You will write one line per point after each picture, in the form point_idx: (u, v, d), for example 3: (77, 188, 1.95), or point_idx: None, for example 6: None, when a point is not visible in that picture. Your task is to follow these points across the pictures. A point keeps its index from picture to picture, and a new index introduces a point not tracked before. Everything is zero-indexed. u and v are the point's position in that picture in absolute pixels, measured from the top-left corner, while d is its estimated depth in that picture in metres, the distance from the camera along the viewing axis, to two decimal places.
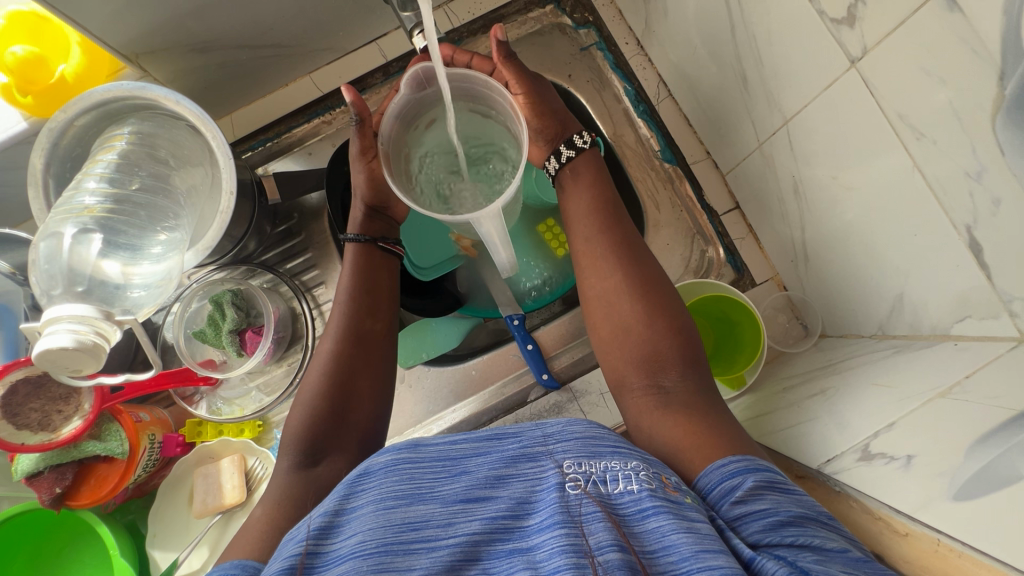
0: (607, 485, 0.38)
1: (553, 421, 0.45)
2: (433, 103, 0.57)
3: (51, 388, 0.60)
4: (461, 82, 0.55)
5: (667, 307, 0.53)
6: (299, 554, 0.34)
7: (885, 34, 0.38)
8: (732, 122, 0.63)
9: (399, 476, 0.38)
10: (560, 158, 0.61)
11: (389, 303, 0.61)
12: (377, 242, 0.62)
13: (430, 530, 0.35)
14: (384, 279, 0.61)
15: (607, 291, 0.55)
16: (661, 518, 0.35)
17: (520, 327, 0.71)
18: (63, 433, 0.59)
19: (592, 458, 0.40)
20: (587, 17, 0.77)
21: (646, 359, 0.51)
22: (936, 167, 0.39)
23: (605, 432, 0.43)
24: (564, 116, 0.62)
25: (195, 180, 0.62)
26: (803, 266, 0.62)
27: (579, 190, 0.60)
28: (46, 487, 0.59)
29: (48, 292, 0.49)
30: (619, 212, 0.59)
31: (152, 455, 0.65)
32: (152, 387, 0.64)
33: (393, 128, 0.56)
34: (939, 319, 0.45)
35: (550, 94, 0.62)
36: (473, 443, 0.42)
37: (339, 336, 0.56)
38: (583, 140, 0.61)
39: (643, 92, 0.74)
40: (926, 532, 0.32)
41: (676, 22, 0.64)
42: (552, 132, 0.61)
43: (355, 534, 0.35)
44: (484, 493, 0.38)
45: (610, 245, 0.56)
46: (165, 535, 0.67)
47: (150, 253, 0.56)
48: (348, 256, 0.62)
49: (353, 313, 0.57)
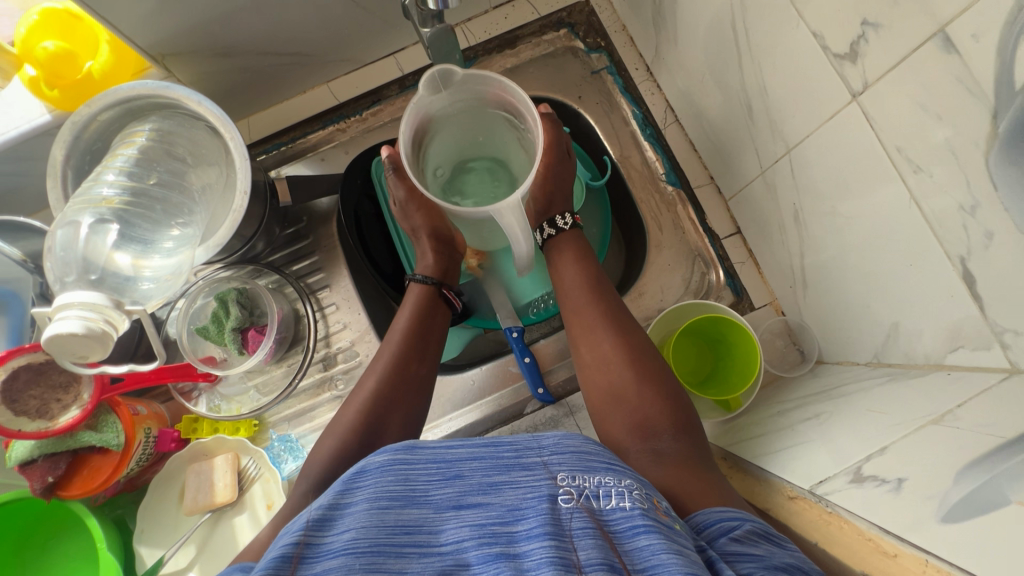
0: (599, 500, 0.39)
1: (548, 433, 0.45)
2: (441, 103, 0.55)
3: (51, 376, 0.60)
4: (487, 88, 0.55)
5: (656, 377, 0.53)
6: (289, 545, 0.33)
7: (885, 70, 0.40)
8: (736, 150, 0.65)
9: (393, 477, 0.38)
10: (543, 233, 0.65)
11: (436, 350, 0.61)
12: (440, 285, 0.64)
13: (421, 535, 0.35)
14: (438, 325, 0.63)
15: (591, 365, 0.56)
16: (652, 536, 0.35)
17: (518, 339, 0.71)
18: (61, 422, 0.59)
19: (586, 472, 0.41)
20: (599, 42, 0.79)
21: (640, 424, 0.50)
22: (932, 201, 0.41)
23: (599, 449, 0.45)
24: (554, 195, 0.65)
25: (210, 178, 0.63)
26: (802, 291, 0.63)
27: (559, 272, 0.63)
28: (38, 476, 0.59)
29: (62, 279, 0.50)
30: (604, 283, 0.61)
31: (146, 449, 0.65)
32: (152, 380, 0.65)
33: (415, 125, 0.55)
34: (933, 349, 0.46)
35: (566, 174, 0.66)
36: (470, 448, 0.42)
37: (384, 373, 0.56)
38: (565, 222, 0.64)
39: (650, 116, 0.76)
40: (915, 553, 0.29)
41: (686, 51, 0.66)
42: (543, 208, 0.66)
43: (348, 530, 0.34)
44: (475, 500, 0.38)
45: (598, 315, 0.58)
46: (153, 531, 0.67)
47: (162, 247, 0.57)
48: (409, 294, 0.64)
49: (403, 354, 0.58)
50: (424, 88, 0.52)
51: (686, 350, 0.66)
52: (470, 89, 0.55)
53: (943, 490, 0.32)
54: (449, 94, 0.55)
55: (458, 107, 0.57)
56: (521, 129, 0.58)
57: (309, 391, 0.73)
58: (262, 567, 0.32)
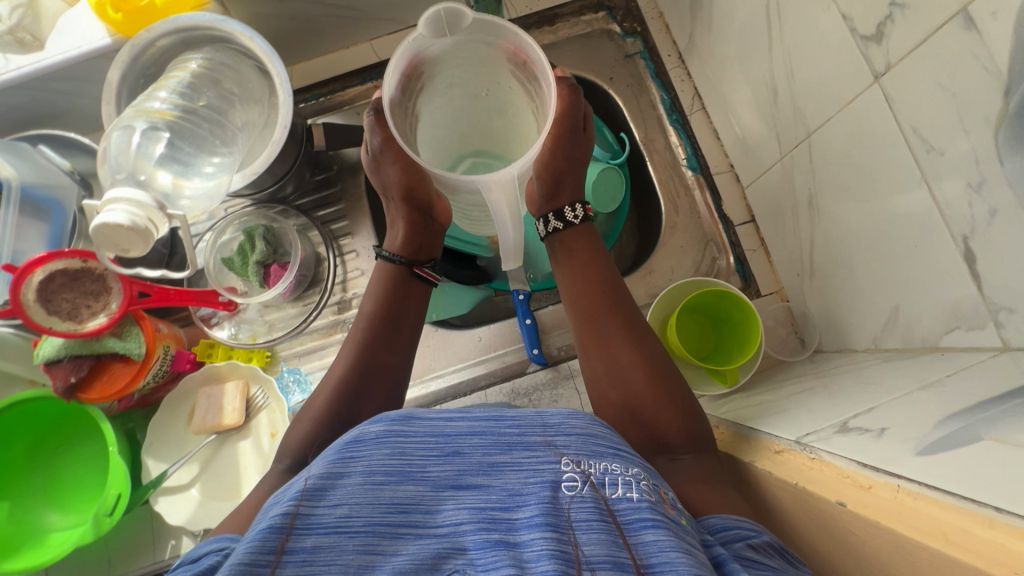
0: (605, 489, 0.38)
1: (553, 411, 0.44)
2: (443, 50, 0.52)
3: (85, 283, 0.63)
4: (494, 47, 0.53)
5: (668, 391, 0.54)
6: (278, 518, 0.32)
7: (908, 49, 0.42)
8: (758, 137, 0.66)
9: (389, 449, 0.37)
10: (549, 225, 0.63)
11: (409, 337, 0.62)
12: (412, 267, 0.64)
13: (417, 514, 0.34)
14: (412, 311, 0.63)
15: (604, 378, 0.57)
16: (659, 532, 0.35)
17: (524, 302, 0.74)
18: (89, 326, 0.62)
19: (591, 457, 0.40)
20: (635, 27, 0.81)
21: (652, 438, 0.52)
22: (941, 179, 0.42)
23: (606, 432, 0.44)
24: (562, 178, 0.62)
25: (253, 116, 0.66)
26: (808, 280, 0.65)
27: (570, 270, 0.63)
28: (61, 375, 0.62)
29: (115, 176, 0.55)
30: (617, 290, 0.61)
31: (164, 366, 0.68)
32: (176, 301, 0.68)
33: (406, 72, 0.52)
34: (930, 331, 0.48)
35: (576, 156, 0.62)
36: (470, 422, 0.41)
37: (352, 363, 0.58)
38: (576, 216, 0.63)
39: (677, 102, 0.78)
40: (888, 480, 0.30)
41: (718, 38, 0.68)
42: (551, 193, 0.63)
43: (341, 506, 0.33)
44: (475, 480, 0.37)
45: (612, 326, 0.59)
46: (160, 445, 0.70)
47: (202, 171, 0.61)
48: (376, 271, 0.65)
49: (369, 345, 0.59)
50: (424, 26, 0.49)
51: (688, 326, 0.67)
52: (476, 44, 0.53)
53: (921, 434, 0.33)
54: (452, 46, 0.52)
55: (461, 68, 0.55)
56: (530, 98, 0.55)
57: (321, 331, 0.75)
58: (251, 540, 0.32)
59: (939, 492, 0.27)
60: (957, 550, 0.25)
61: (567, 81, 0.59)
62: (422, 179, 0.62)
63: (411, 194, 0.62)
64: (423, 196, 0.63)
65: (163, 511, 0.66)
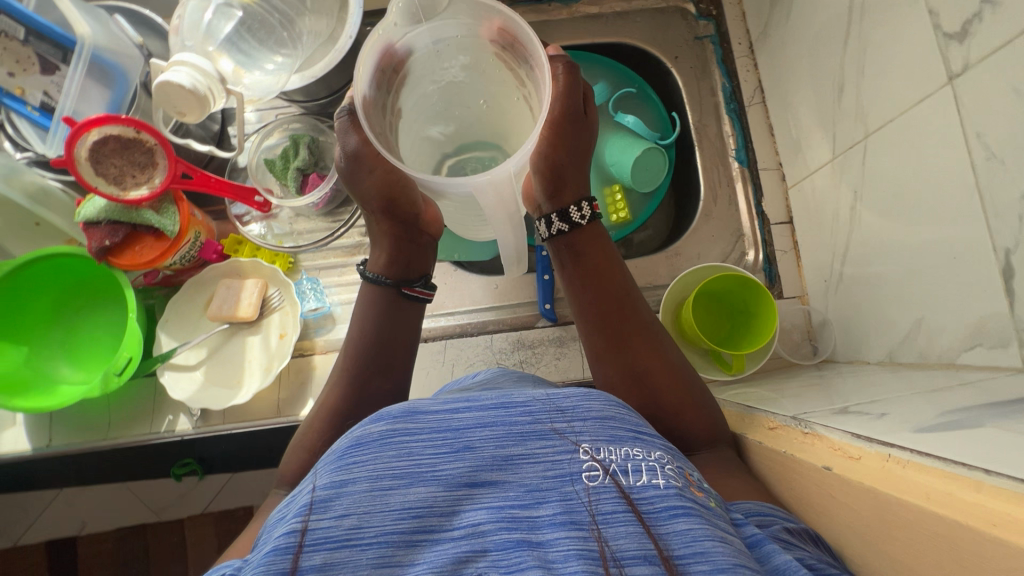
0: (630, 476, 0.37)
1: (567, 393, 0.43)
2: (420, 45, 0.48)
3: (135, 154, 0.65)
4: (477, 31, 0.47)
5: (684, 385, 0.53)
6: (285, 538, 0.32)
7: (990, 51, 0.41)
8: (814, 136, 0.65)
9: (394, 451, 0.36)
10: (552, 227, 0.57)
11: (402, 362, 0.62)
12: (401, 288, 0.62)
13: (433, 519, 0.34)
14: (403, 333, 0.62)
15: (618, 385, 0.55)
16: (692, 521, 0.34)
17: (546, 258, 0.73)
18: (130, 195, 0.64)
19: (612, 443, 0.39)
20: (711, 10, 0.80)
21: (670, 432, 0.52)
22: (995, 190, 0.42)
23: (626, 414, 0.43)
24: (565, 174, 0.56)
25: (318, 28, 0.64)
26: (834, 288, 0.65)
27: (575, 274, 0.59)
28: (97, 237, 0.65)
29: (184, 40, 0.58)
30: (620, 294, 0.58)
31: (192, 250, 0.71)
32: (214, 191, 0.70)
33: (381, 63, 0.47)
34: (949, 348, 0.48)
35: (580, 149, 0.57)
36: (478, 413, 0.40)
37: (344, 393, 0.59)
38: (581, 215, 0.57)
39: (738, 92, 0.77)
40: (878, 450, 0.30)
41: (794, 29, 0.67)
42: (552, 188, 0.57)
43: (351, 519, 0.33)
44: (490, 477, 0.36)
45: (613, 334, 0.56)
46: (175, 324, 0.72)
47: (264, 67, 0.63)
48: (363, 293, 0.63)
49: (363, 374, 0.60)
50: (397, 12, 0.45)
51: (705, 313, 0.67)
52: (458, 33, 0.47)
53: (922, 418, 0.33)
54: (431, 36, 0.47)
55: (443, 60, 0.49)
56: (522, 84, 0.49)
57: (344, 250, 0.78)
58: (260, 562, 0.32)
59: (925, 456, 0.27)
60: (940, 507, 0.24)
61: (561, 62, 0.53)
62: (405, 186, 0.58)
63: (394, 205, 0.59)
64: (407, 205, 0.59)
65: (166, 383, 0.69)
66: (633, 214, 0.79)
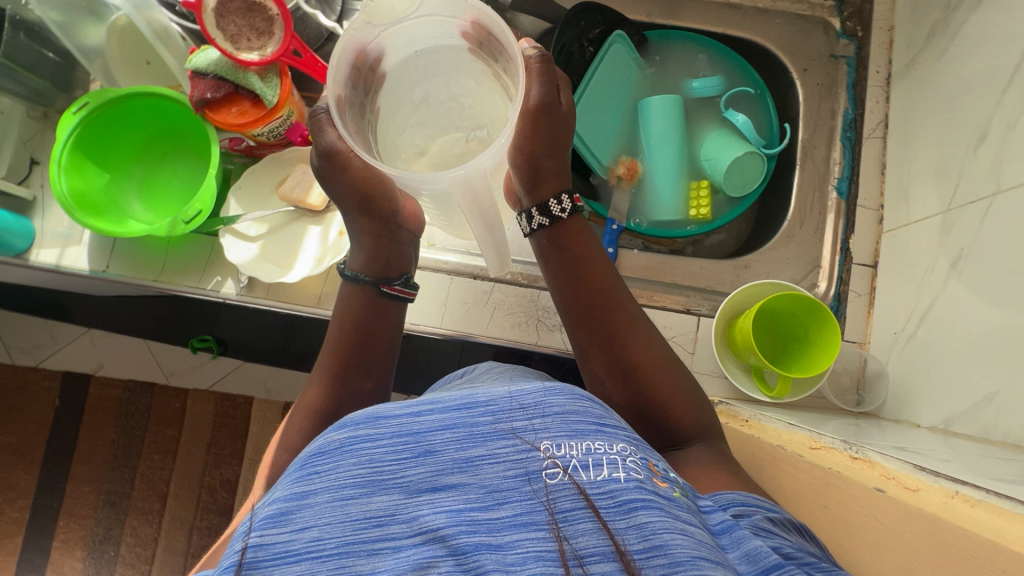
0: (591, 470, 0.36)
1: (529, 389, 0.41)
2: (391, 46, 0.49)
3: (256, 18, 0.66)
4: (451, 28, 0.49)
5: (679, 381, 0.55)
6: (242, 553, 0.32)
7: None
8: (931, 185, 0.62)
9: (357, 459, 0.36)
10: (534, 222, 0.56)
11: (383, 354, 0.61)
12: (380, 285, 0.60)
13: (394, 526, 0.33)
14: (382, 326, 0.61)
15: (607, 382, 0.56)
16: (651, 512, 0.33)
17: (614, 233, 0.73)
18: (241, 56, 0.65)
19: (574, 439, 0.38)
20: (857, 30, 0.75)
21: (659, 427, 0.54)
22: None
23: (590, 407, 0.41)
24: (545, 173, 0.55)
25: None
26: (902, 343, 0.62)
27: (561, 270, 0.57)
28: (200, 88, 0.67)
29: None
30: (606, 297, 0.56)
31: (282, 126, 0.71)
32: (317, 76, 0.70)
33: (355, 61, 0.48)
34: (1019, 429, 0.45)
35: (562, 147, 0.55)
36: (439, 414, 0.38)
37: (321, 397, 0.59)
38: (562, 209, 0.56)
39: (859, 121, 0.72)
40: (945, 488, 0.32)
41: (946, 69, 0.62)
42: (531, 182, 0.55)
43: (310, 530, 0.33)
44: (451, 480, 0.36)
45: (601, 332, 0.56)
46: (247, 193, 0.74)
47: None
48: (340, 292, 0.62)
49: (341, 371, 0.60)
50: (371, 12, 0.46)
51: (760, 331, 0.65)
52: (433, 31, 0.49)
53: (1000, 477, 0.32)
54: (405, 34, 0.49)
55: (419, 58, 0.51)
56: (501, 77, 0.51)
57: None
58: None
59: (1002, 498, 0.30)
60: None
61: (535, 52, 0.51)
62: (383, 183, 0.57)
63: (371, 202, 0.58)
64: (385, 201, 0.58)
65: (225, 245, 0.70)
66: (714, 215, 0.76)
